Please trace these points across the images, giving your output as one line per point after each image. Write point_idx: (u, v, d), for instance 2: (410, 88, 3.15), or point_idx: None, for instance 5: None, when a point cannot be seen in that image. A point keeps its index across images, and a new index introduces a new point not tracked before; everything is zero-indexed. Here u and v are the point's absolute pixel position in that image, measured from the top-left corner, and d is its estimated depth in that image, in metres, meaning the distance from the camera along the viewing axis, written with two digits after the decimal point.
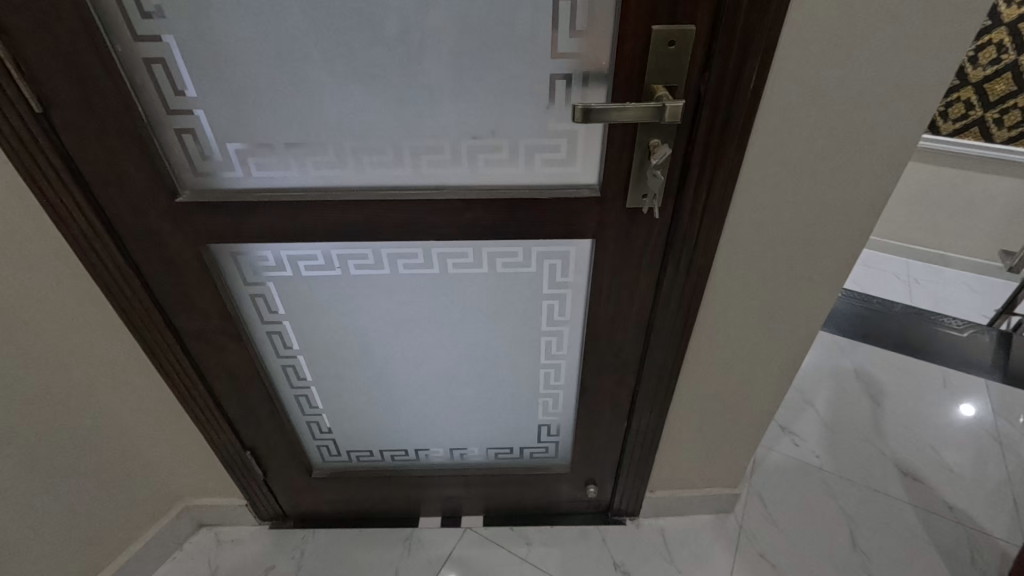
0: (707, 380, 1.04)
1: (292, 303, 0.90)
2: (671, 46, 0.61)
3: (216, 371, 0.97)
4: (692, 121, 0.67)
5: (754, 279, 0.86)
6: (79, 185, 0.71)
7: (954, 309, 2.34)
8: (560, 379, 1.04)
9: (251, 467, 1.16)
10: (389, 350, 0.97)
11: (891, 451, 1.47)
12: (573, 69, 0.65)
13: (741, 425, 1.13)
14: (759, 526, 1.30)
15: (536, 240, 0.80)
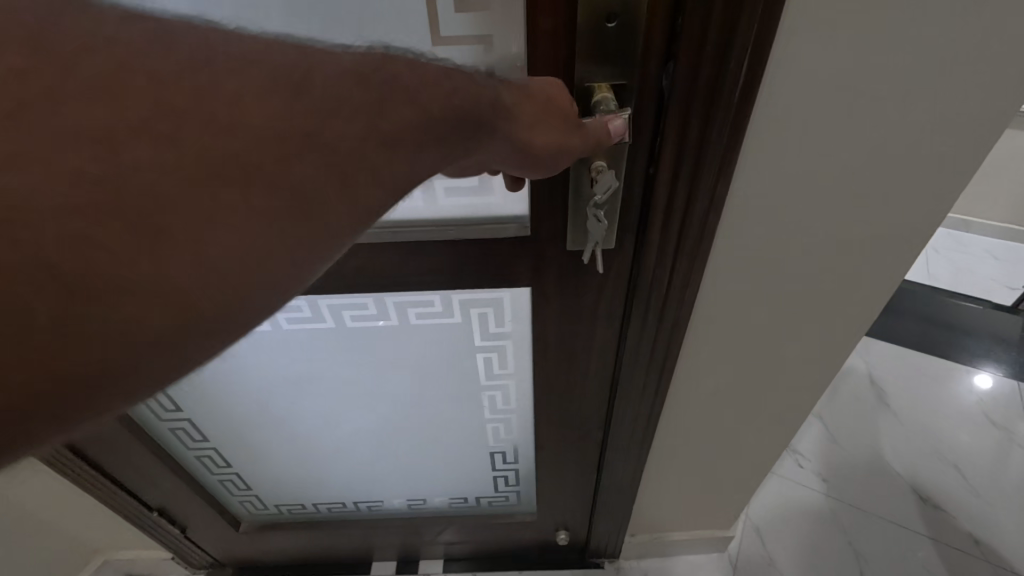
0: (689, 427, 0.85)
1: None
2: (611, 25, 0.40)
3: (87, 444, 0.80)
4: (651, 138, 0.46)
5: (745, 325, 0.67)
6: None
7: (977, 284, 2.13)
8: (511, 433, 0.87)
9: (165, 526, 1.01)
10: (299, 410, 0.80)
11: (908, 470, 1.30)
12: (468, 59, 0.44)
13: (735, 467, 0.95)
14: (758, 568, 1.14)
15: (455, 289, 0.61)
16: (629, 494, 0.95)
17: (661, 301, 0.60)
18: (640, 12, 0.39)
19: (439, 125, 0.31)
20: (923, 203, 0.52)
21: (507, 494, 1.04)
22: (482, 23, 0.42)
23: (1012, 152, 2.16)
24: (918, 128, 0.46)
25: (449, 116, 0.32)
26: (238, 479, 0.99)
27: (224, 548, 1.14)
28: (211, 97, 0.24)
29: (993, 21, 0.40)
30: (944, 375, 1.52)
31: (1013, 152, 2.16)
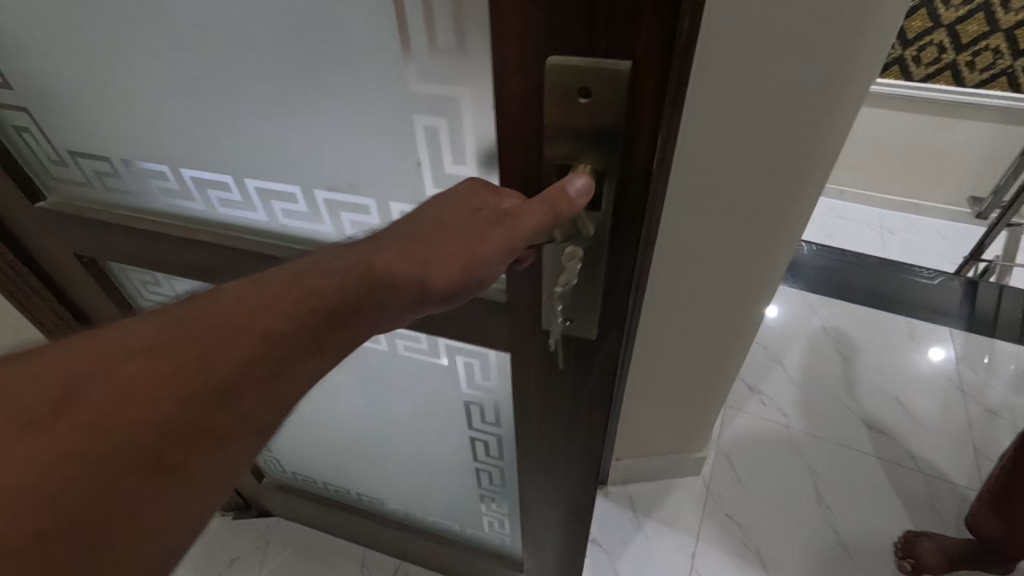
0: (663, 348, 1.03)
1: None
2: (585, 101, 0.40)
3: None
4: (617, 212, 0.46)
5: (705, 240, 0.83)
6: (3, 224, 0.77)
7: (925, 258, 2.35)
8: (499, 483, 1.00)
9: None
10: (321, 408, 1.03)
11: (856, 404, 1.48)
12: (449, 98, 0.49)
13: (706, 393, 1.11)
14: (727, 486, 1.30)
15: (444, 338, 0.75)
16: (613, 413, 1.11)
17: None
18: (613, 90, 0.39)
19: (302, 334, 0.39)
20: (833, 122, 0.69)
21: (502, 536, 1.14)
22: (453, 62, 0.47)
23: (954, 139, 2.40)
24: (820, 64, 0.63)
25: (303, 323, 0.39)
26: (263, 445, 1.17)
27: (253, 490, 1.29)
28: (63, 429, 0.33)
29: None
30: (891, 328, 1.72)
31: (956, 138, 2.40)
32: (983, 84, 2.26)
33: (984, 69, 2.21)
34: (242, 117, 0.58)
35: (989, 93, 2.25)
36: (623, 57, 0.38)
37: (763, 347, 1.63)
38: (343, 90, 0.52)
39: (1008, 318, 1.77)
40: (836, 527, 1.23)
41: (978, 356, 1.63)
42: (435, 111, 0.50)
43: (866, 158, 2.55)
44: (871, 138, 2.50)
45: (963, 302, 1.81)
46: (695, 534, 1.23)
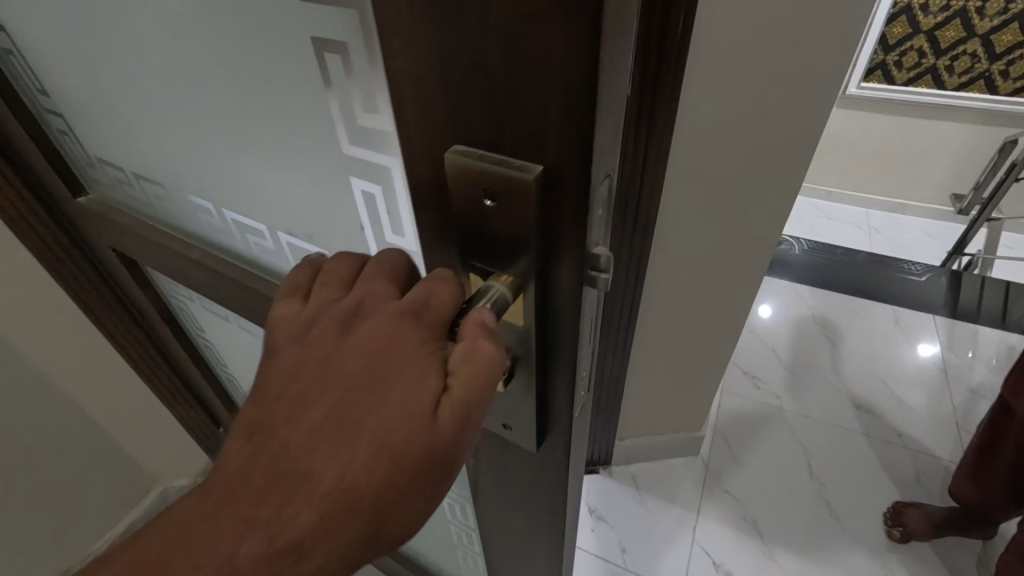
0: (663, 332, 1.09)
1: (218, 333, 0.88)
2: (490, 203, 0.29)
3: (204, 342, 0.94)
4: (551, 322, 0.34)
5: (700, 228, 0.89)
6: (51, 218, 0.75)
7: (911, 253, 2.45)
8: (476, 546, 0.79)
9: None
10: None
11: (845, 386, 1.56)
12: (377, 152, 0.40)
13: (703, 374, 1.18)
14: (724, 464, 1.37)
15: None
16: (616, 391, 1.17)
17: (642, 192, 0.81)
18: (523, 187, 0.28)
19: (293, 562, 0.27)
20: (815, 119, 0.75)
21: None
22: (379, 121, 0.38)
23: (935, 139, 2.50)
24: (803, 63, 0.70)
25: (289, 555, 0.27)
26: None
27: None
28: None
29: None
30: (877, 317, 1.80)
31: (936, 139, 2.50)
32: (962, 87, 2.34)
33: (963, 73, 2.30)
34: (202, 153, 0.52)
35: (968, 95, 2.34)
36: (536, 154, 0.26)
37: (754, 335, 1.71)
38: (280, 138, 0.44)
39: (990, 307, 1.85)
40: (828, 500, 1.30)
41: (960, 341, 1.71)
42: (369, 174, 0.42)
43: (852, 159, 2.66)
44: (856, 139, 2.61)
45: (949, 297, 1.88)
46: (694, 508, 1.29)
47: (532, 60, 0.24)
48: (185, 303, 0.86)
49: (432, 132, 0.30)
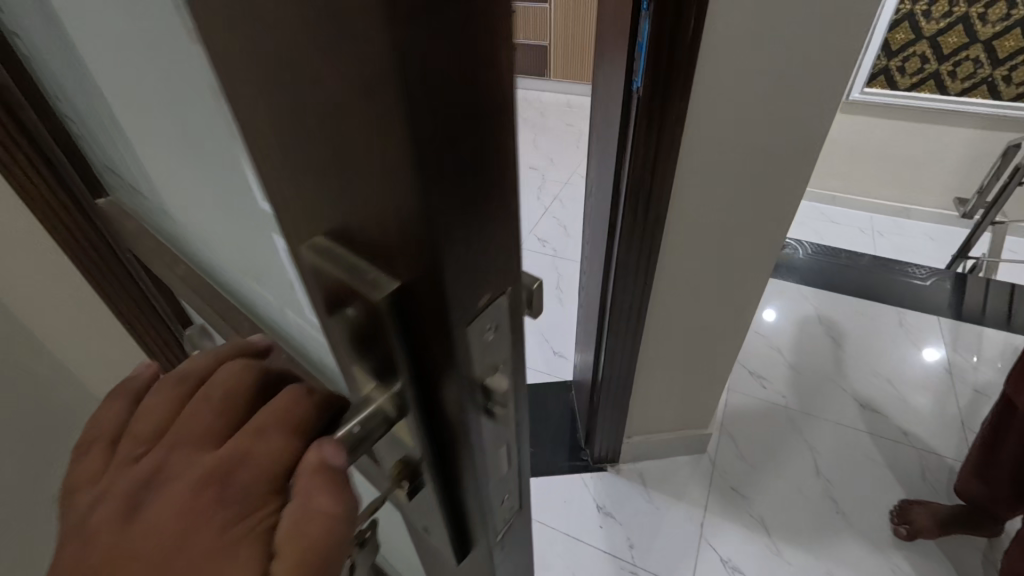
0: (671, 331, 1.10)
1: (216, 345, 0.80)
2: (351, 315, 0.25)
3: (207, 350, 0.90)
4: (443, 434, 0.31)
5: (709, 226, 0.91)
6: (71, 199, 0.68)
7: (915, 256, 2.47)
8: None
9: None
10: None
11: (851, 385, 1.57)
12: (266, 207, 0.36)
13: (711, 371, 1.19)
14: (730, 461, 1.39)
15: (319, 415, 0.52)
16: (626, 387, 1.19)
17: (654, 188, 0.83)
18: (380, 317, 0.24)
19: None
20: (822, 117, 0.76)
21: None
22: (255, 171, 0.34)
23: (939, 144, 2.51)
24: (809, 63, 0.71)
25: None
26: None
27: None
28: None
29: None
30: (882, 319, 1.81)
31: (940, 144, 2.51)
32: (965, 92, 2.35)
33: (967, 78, 2.31)
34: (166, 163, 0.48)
35: (971, 101, 2.34)
36: (384, 272, 0.23)
37: (760, 335, 1.73)
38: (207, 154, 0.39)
39: (996, 310, 1.86)
40: (835, 498, 1.31)
41: (965, 343, 1.72)
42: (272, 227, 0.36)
43: (856, 164, 2.68)
44: (860, 144, 2.63)
45: (953, 300, 1.90)
46: (702, 506, 1.31)
47: (355, 141, 0.20)
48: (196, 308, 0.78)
49: (291, 218, 0.26)
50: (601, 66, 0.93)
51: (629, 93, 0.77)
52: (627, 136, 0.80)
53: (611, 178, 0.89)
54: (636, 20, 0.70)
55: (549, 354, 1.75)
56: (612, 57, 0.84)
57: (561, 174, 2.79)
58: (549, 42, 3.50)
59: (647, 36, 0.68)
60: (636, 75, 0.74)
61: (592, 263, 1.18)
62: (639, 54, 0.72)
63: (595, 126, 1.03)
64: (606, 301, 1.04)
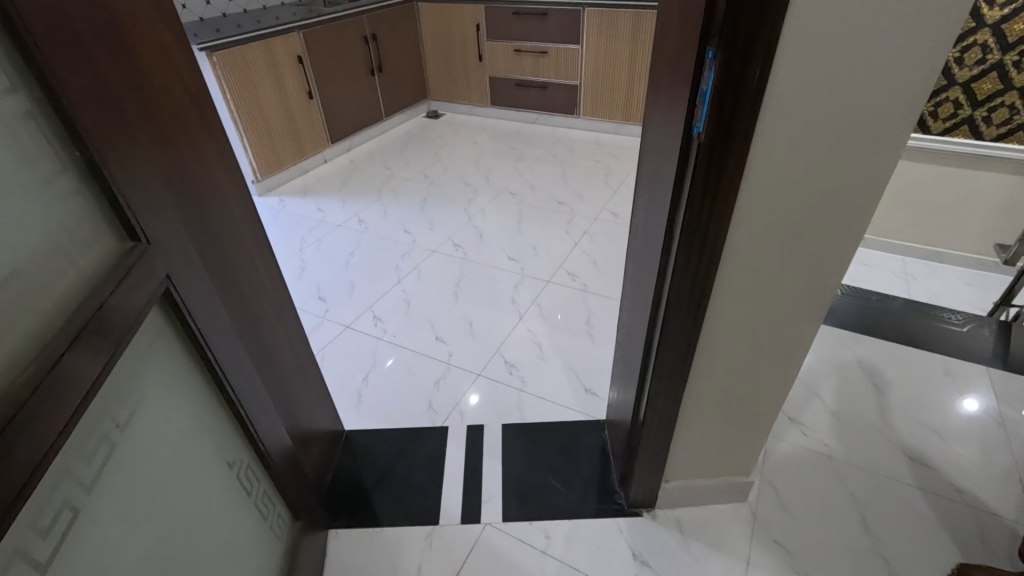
0: (716, 373, 1.07)
1: (158, 391, 0.76)
2: None
3: (176, 406, 0.80)
4: None
5: (761, 271, 0.90)
6: (117, 220, 0.69)
7: (952, 302, 2.40)
8: None
9: (269, 503, 1.09)
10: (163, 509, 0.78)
11: (895, 436, 1.51)
12: None
13: (755, 418, 1.16)
14: (771, 511, 1.34)
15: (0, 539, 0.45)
16: (667, 431, 1.16)
17: (712, 228, 0.83)
18: None
19: None
20: (884, 160, 0.75)
21: None
22: None
23: (976, 189, 2.46)
24: (870, 110, 0.71)
25: None
26: (266, 501, 1.08)
27: (314, 518, 1.29)
28: None
29: (912, 53, 0.65)
30: (926, 366, 1.75)
31: (977, 190, 2.46)
32: (1002, 137, 2.32)
33: (1003, 123, 2.29)
34: None
35: (1010, 146, 2.31)
36: None
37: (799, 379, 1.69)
38: None
39: None
40: (885, 556, 1.24)
41: (1017, 395, 1.64)
42: None
43: (889, 209, 2.64)
44: (893, 189, 2.60)
45: (997, 346, 1.85)
46: (744, 558, 1.25)
47: None
48: (154, 344, 0.75)
49: None
50: (654, 107, 0.95)
51: (689, 139, 0.77)
52: (684, 179, 0.80)
53: (663, 221, 0.89)
54: (699, 69, 0.71)
55: (581, 392, 1.72)
56: (667, 96, 0.85)
57: (591, 210, 2.80)
58: (579, 81, 3.58)
59: (710, 85, 0.69)
60: (698, 120, 0.74)
61: (634, 303, 1.17)
62: (701, 100, 0.73)
63: (643, 167, 1.05)
64: (652, 343, 1.02)
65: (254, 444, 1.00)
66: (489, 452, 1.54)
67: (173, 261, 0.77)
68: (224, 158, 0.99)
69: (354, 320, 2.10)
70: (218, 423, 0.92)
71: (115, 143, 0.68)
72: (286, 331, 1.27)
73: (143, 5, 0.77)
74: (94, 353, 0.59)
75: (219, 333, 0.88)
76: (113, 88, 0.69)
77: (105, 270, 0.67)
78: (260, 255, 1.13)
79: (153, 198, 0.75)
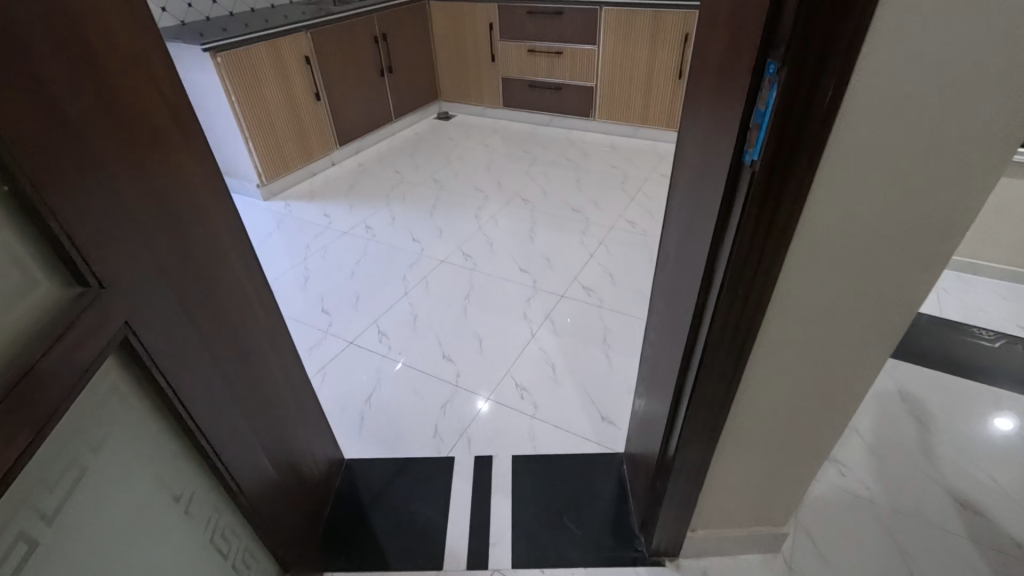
0: (757, 419, 0.95)
1: (115, 454, 0.66)
2: None
3: (142, 466, 0.70)
4: None
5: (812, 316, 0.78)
6: (61, 263, 0.59)
7: (989, 321, 2.25)
8: None
9: (251, 555, 0.99)
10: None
11: (942, 478, 1.38)
12: None
13: (795, 468, 1.04)
14: (807, 563, 1.21)
15: None
16: (697, 480, 1.05)
17: (762, 269, 0.71)
18: None
19: None
20: (972, 191, 0.63)
21: None
22: None
23: None
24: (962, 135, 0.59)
25: None
26: (247, 556, 0.98)
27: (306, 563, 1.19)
28: None
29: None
30: (971, 395, 1.62)
31: None
32: None
33: None
34: None
35: None
36: None
37: None
38: None
39: None
40: None
41: None
42: None
43: None
44: None
45: None
46: None
47: None
48: (110, 399, 0.65)
49: None
50: (694, 124, 0.83)
51: (740, 165, 0.66)
52: (733, 211, 0.69)
53: (704, 254, 0.78)
54: (757, 84, 0.60)
55: (597, 420, 1.61)
56: (711, 113, 0.74)
57: (608, 219, 2.68)
58: (596, 82, 3.45)
59: (771, 104, 0.58)
60: (750, 145, 0.63)
61: (663, 337, 1.06)
62: (756, 123, 0.61)
63: (676, 186, 0.93)
64: (685, 386, 0.92)
65: (235, 496, 0.90)
66: (499, 488, 1.43)
67: (137, 301, 0.67)
68: (211, 180, 0.89)
69: (357, 336, 2.00)
70: (195, 479, 0.82)
71: (67, 174, 0.58)
72: (281, 361, 1.17)
73: (115, 13, 0.67)
74: (16, 428, 0.49)
75: (196, 377, 0.78)
76: (67, 111, 0.60)
77: (41, 322, 0.57)
78: (252, 282, 1.03)
79: (116, 231, 0.65)
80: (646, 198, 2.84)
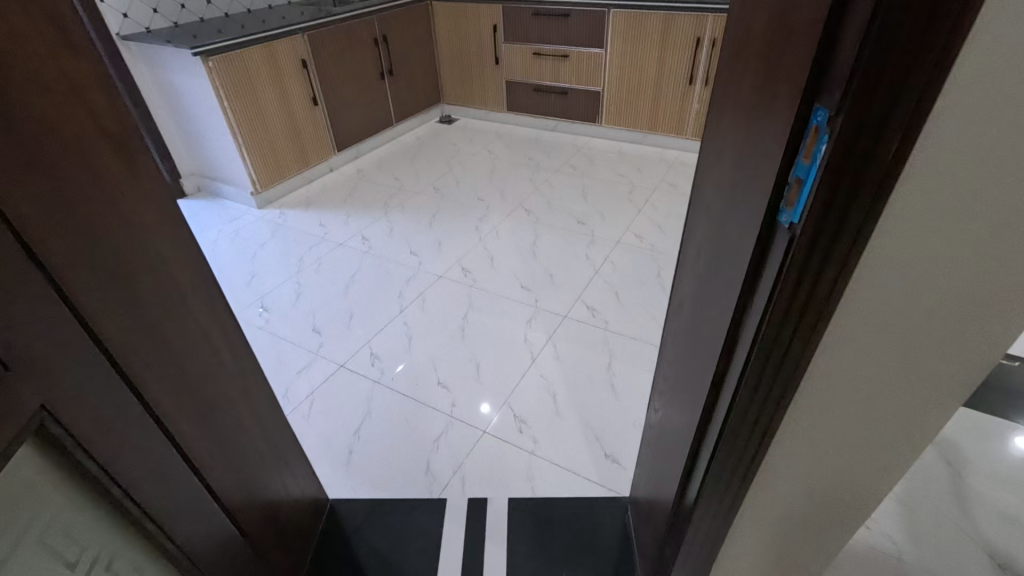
0: (776, 510, 0.82)
1: (26, 554, 0.59)
2: None
3: (58, 555, 0.64)
4: None
5: (853, 414, 0.65)
6: None
7: None
8: None
9: None
10: None
11: (977, 533, 1.27)
12: None
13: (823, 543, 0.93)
14: None
15: None
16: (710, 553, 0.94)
17: (792, 352, 0.59)
18: None
19: None
20: None
21: None
22: None
23: None
24: None
25: None
26: None
27: None
28: None
29: None
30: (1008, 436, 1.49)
31: None
32: None
33: None
34: None
35: None
36: None
37: None
38: None
39: None
40: None
41: None
42: None
43: None
44: None
45: None
46: None
47: None
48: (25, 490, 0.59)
49: None
50: (716, 163, 0.72)
51: (777, 224, 0.55)
52: (764, 276, 0.58)
53: (728, 315, 0.67)
54: (801, 133, 0.49)
55: (600, 458, 1.51)
56: (739, 157, 0.63)
57: (614, 232, 2.56)
58: (603, 87, 3.33)
59: (819, 160, 0.46)
60: (790, 204, 0.52)
61: (678, 392, 0.95)
62: (797, 178, 0.50)
63: (693, 221, 0.83)
64: (704, 449, 0.82)
65: (182, 566, 0.82)
66: (493, 534, 1.34)
67: (53, 378, 0.60)
68: (171, 223, 0.78)
69: (348, 358, 1.90)
70: (131, 559, 0.75)
71: None
72: (255, 408, 1.07)
73: (38, 45, 0.57)
74: None
75: (131, 450, 0.71)
76: None
77: None
78: (220, 327, 0.93)
79: (27, 303, 0.57)
80: (654, 210, 2.73)
